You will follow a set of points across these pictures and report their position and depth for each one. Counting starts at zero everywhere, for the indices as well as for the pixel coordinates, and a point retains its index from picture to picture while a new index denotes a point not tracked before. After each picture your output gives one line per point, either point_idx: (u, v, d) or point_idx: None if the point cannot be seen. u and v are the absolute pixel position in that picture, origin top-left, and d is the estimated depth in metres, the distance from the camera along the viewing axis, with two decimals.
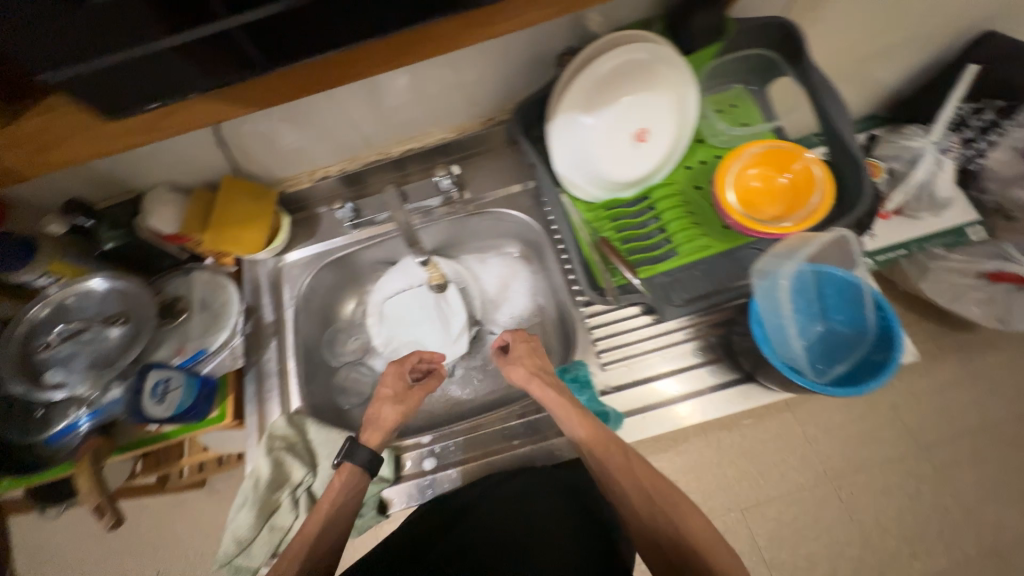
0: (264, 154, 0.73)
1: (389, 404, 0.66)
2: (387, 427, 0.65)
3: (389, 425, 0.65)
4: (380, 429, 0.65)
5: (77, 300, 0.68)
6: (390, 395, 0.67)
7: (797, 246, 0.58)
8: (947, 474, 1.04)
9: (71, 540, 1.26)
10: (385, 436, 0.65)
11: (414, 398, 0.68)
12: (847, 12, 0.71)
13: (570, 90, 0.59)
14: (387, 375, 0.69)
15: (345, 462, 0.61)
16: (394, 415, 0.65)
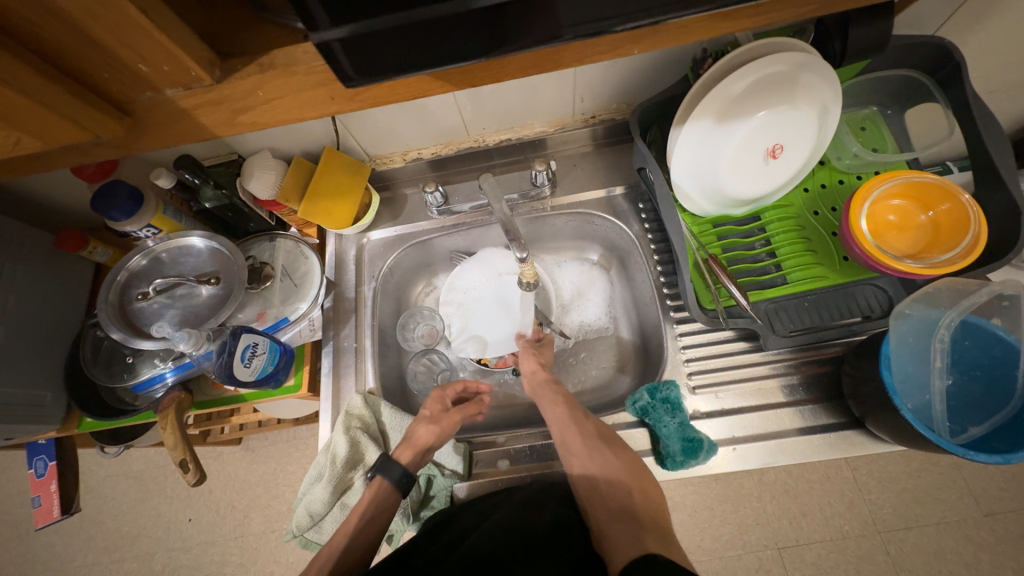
0: (363, 131, 0.72)
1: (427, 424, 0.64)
2: (419, 448, 0.62)
3: (422, 446, 0.63)
4: (411, 446, 0.62)
5: (173, 254, 0.69)
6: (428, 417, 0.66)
7: (937, 289, 0.54)
8: (1012, 546, 0.95)
9: (115, 478, 1.31)
10: (415, 457, 0.62)
11: (450, 420, 0.65)
12: (1006, 39, 0.64)
13: (708, 98, 0.54)
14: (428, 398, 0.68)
15: (378, 477, 0.61)
16: (429, 436, 0.63)
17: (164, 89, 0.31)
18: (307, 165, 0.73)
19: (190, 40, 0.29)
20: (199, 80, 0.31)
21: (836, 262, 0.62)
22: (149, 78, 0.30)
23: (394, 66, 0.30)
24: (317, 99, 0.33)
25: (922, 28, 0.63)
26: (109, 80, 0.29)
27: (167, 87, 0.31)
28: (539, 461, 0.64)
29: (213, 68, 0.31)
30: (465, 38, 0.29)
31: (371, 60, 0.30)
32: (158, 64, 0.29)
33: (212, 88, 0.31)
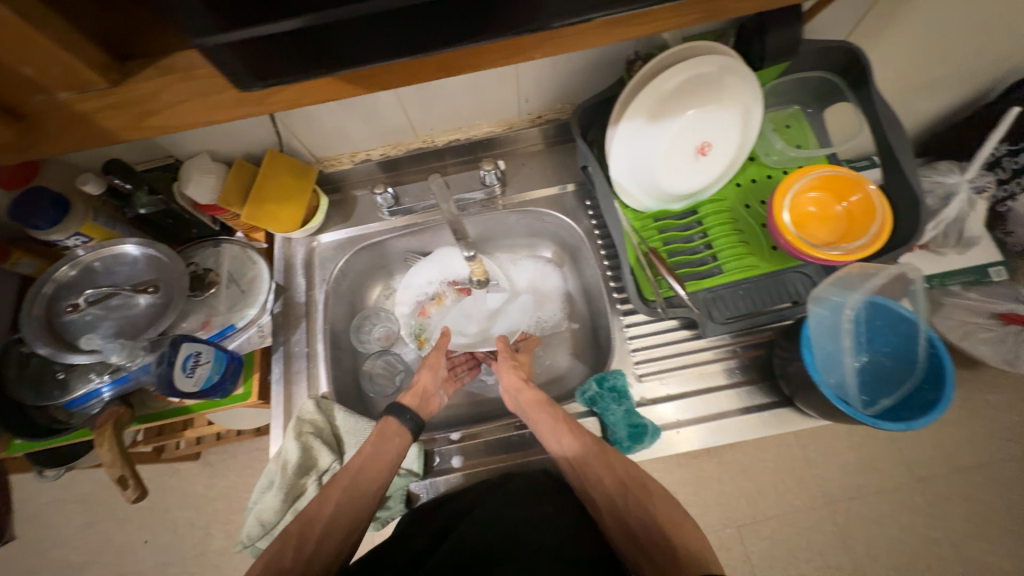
0: (308, 133, 0.71)
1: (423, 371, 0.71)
2: (421, 391, 0.69)
3: (422, 389, 0.69)
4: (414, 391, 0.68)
5: (106, 263, 0.66)
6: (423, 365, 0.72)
7: (850, 275, 0.60)
8: (941, 508, 1.04)
9: (59, 504, 1.23)
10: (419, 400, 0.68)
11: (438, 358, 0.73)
12: (909, 43, 0.70)
13: (638, 97, 0.56)
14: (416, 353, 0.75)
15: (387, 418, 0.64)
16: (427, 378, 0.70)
17: (58, 92, 0.31)
18: (250, 168, 0.71)
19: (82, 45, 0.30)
20: (94, 83, 0.31)
21: (766, 251, 0.66)
22: (41, 83, 0.30)
23: (292, 71, 0.31)
24: (224, 102, 0.33)
25: (835, 33, 0.68)
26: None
27: (60, 90, 0.31)
28: (496, 453, 0.66)
29: (111, 72, 0.32)
30: (360, 41, 0.31)
31: (269, 66, 0.30)
32: (48, 68, 0.29)
33: (112, 92, 0.32)
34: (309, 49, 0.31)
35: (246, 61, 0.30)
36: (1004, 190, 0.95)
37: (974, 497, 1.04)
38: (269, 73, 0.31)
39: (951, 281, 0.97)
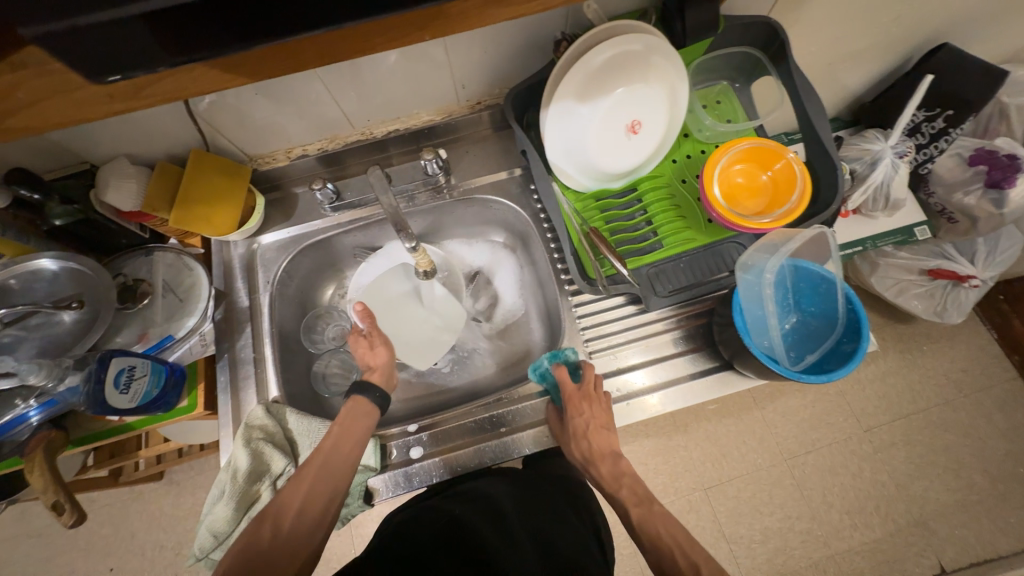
0: (235, 131, 0.68)
1: (375, 351, 0.70)
2: (381, 369, 0.69)
3: (383, 366, 0.69)
4: (375, 371, 0.69)
5: (23, 280, 0.61)
6: (365, 345, 0.70)
7: (776, 241, 0.63)
8: (887, 453, 1.12)
9: (13, 540, 1.17)
10: (384, 375, 0.69)
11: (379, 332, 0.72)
12: (826, 16, 0.73)
13: (566, 79, 0.57)
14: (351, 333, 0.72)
15: (355, 395, 0.65)
16: (381, 355, 0.70)
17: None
18: (175, 170, 0.68)
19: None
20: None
21: (703, 224, 0.69)
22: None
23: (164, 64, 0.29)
24: (97, 98, 0.31)
25: (756, 8, 0.70)
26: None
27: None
28: (455, 439, 0.67)
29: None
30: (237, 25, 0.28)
31: None
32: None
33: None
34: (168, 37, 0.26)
35: (95, 55, 0.25)
36: (925, 153, 1.00)
37: (914, 440, 1.12)
38: (124, 67, 0.27)
39: (882, 242, 1.03)
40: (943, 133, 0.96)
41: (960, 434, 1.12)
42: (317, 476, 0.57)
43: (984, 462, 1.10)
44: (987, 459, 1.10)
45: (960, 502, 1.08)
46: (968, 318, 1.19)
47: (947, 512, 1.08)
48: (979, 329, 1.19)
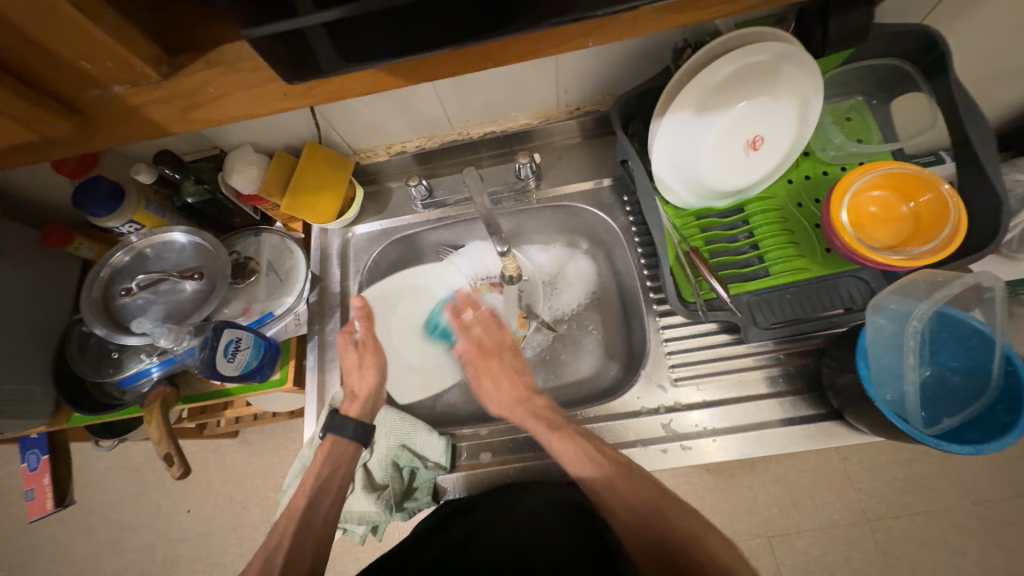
0: (346, 125, 0.71)
1: (364, 376, 0.67)
2: (364, 397, 0.66)
3: (366, 395, 0.67)
4: (357, 399, 0.66)
5: (156, 250, 0.69)
6: (357, 365, 0.68)
7: (915, 283, 0.55)
8: (1000, 534, 0.95)
9: (114, 471, 1.33)
10: (364, 407, 0.66)
11: (371, 352, 0.68)
12: (997, 24, 0.62)
13: (688, 89, 0.53)
14: (342, 349, 0.69)
15: (331, 434, 0.64)
16: (369, 382, 0.67)
17: (112, 86, 0.32)
18: (290, 159, 0.72)
19: (134, 37, 0.30)
20: (145, 76, 0.31)
21: (818, 253, 0.62)
22: (94, 76, 0.31)
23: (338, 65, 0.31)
24: (270, 95, 0.34)
25: (910, 15, 0.61)
26: (51, 74, 0.30)
27: (112, 84, 0.31)
28: (522, 451, 0.65)
29: (161, 65, 0.32)
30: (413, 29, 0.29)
31: (313, 58, 0.30)
32: (100, 61, 0.30)
33: (160, 85, 0.32)
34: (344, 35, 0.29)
35: (288, 55, 0.29)
36: None
37: None
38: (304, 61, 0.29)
39: None
40: None
41: None
42: (292, 546, 0.58)
43: None
44: None
45: None
46: None
47: None
48: None
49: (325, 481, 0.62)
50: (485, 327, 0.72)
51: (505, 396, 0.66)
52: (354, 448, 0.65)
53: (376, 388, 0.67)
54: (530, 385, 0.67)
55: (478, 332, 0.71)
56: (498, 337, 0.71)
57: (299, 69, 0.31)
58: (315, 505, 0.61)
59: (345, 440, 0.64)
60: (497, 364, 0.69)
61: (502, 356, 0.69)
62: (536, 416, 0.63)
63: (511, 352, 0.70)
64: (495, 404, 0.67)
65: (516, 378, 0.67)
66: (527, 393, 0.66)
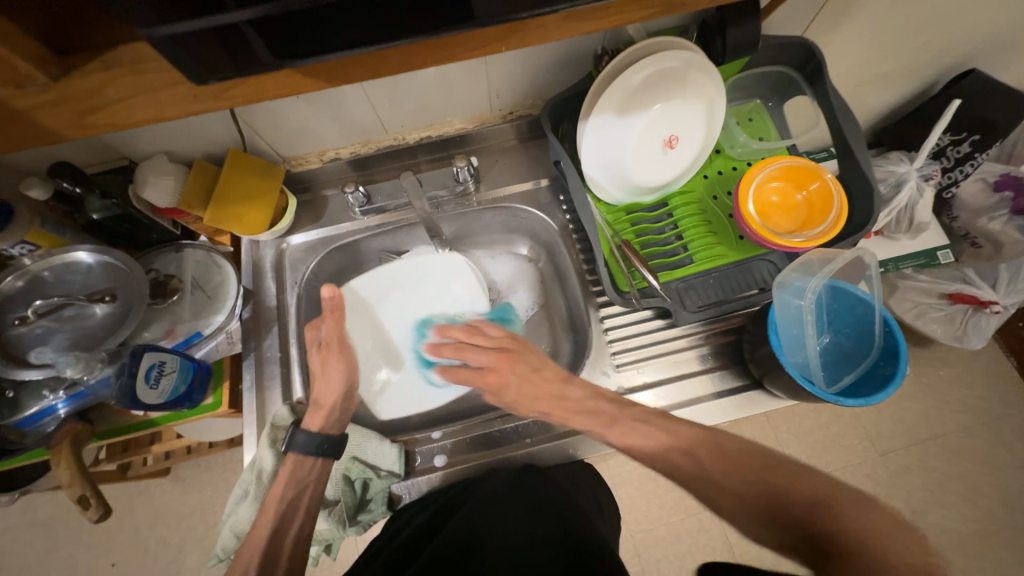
0: (273, 132, 0.68)
1: (330, 382, 0.63)
2: (328, 405, 0.63)
3: (331, 404, 0.63)
4: (321, 409, 0.62)
5: (57, 273, 0.62)
6: (322, 372, 0.64)
7: (809, 259, 0.63)
8: (901, 479, 1.08)
9: (18, 530, 1.16)
10: (328, 417, 0.62)
11: (336, 350, 0.64)
12: (860, 38, 0.73)
13: (606, 93, 0.57)
14: (311, 353, 0.65)
15: (291, 452, 0.60)
16: (333, 388, 0.63)
17: None
18: (212, 168, 0.68)
19: (17, 38, 0.29)
20: (31, 77, 0.30)
21: (733, 240, 0.68)
22: None
23: (247, 68, 0.31)
24: (181, 97, 0.33)
25: (792, 29, 0.70)
26: None
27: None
28: (476, 451, 0.66)
29: (49, 66, 0.31)
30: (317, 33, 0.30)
31: (223, 63, 0.30)
32: None
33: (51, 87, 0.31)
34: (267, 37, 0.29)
35: (183, 58, 0.29)
36: (950, 177, 0.99)
37: (930, 466, 1.08)
38: (218, 67, 0.30)
39: (903, 265, 1.01)
40: (969, 158, 0.95)
41: (980, 462, 1.08)
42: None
43: (1003, 492, 1.06)
44: (1006, 489, 1.06)
45: (977, 532, 1.04)
46: (987, 344, 1.15)
47: (962, 541, 1.04)
48: (1000, 358, 1.15)
49: (292, 502, 0.58)
50: (473, 348, 0.66)
51: (537, 396, 0.61)
52: (318, 465, 0.61)
53: (342, 397, 0.64)
54: (558, 376, 0.61)
55: (474, 357, 0.65)
56: (495, 339, 0.66)
57: (218, 71, 0.31)
58: (282, 532, 0.56)
59: (307, 457, 0.60)
60: (513, 369, 0.63)
61: (511, 365, 0.63)
62: (580, 412, 0.59)
63: (521, 350, 0.64)
64: (528, 408, 0.62)
65: (542, 376, 0.62)
66: (560, 388, 0.60)
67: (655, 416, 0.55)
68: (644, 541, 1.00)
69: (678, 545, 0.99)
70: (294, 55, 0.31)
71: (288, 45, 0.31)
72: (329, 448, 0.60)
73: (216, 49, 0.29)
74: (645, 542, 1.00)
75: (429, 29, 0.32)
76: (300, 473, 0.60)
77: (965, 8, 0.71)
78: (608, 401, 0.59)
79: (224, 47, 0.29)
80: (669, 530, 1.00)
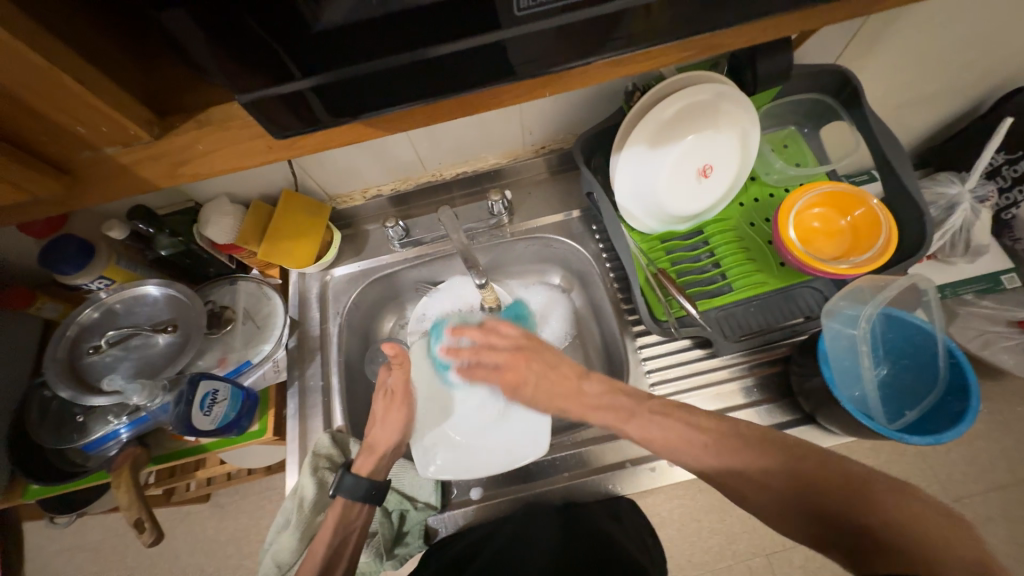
0: (322, 172, 0.73)
1: (386, 427, 0.65)
2: (381, 450, 0.64)
3: (384, 450, 0.64)
4: (375, 453, 0.64)
5: (127, 305, 0.67)
6: (380, 419, 0.65)
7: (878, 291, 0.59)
8: (981, 528, 0.97)
9: (70, 552, 1.21)
10: (379, 463, 0.63)
11: (400, 396, 0.66)
12: (897, 62, 0.72)
13: (640, 126, 0.59)
14: (375, 400, 0.67)
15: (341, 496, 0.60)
16: (388, 437, 0.64)
17: (105, 147, 0.35)
18: (266, 207, 0.74)
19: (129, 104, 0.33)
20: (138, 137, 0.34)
21: (774, 267, 0.67)
22: (90, 138, 0.34)
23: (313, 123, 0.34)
24: (257, 148, 0.36)
25: (824, 57, 0.70)
26: (49, 140, 0.33)
27: (106, 145, 0.34)
28: (512, 485, 0.64)
29: (153, 127, 0.35)
30: (375, 91, 0.33)
31: (289, 121, 0.33)
32: (97, 126, 0.33)
33: (153, 144, 0.35)
34: (330, 96, 0.32)
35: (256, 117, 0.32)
36: (1007, 198, 0.94)
37: (1014, 515, 0.97)
38: (289, 124, 0.33)
39: (963, 291, 0.95)
40: None
41: None
42: None
43: None
44: None
45: None
46: None
47: None
48: None
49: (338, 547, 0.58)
50: (490, 350, 0.67)
51: (555, 392, 0.63)
52: (364, 511, 0.61)
53: (396, 444, 0.65)
54: (575, 372, 0.63)
55: (492, 356, 0.66)
56: (507, 342, 0.67)
57: (289, 125, 0.34)
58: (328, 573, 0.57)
59: (354, 502, 0.60)
60: (528, 369, 0.65)
61: (526, 364, 0.65)
62: (598, 407, 0.60)
63: (538, 348, 0.66)
64: (544, 402, 0.64)
65: (558, 374, 0.64)
66: (577, 382, 0.62)
67: (677, 416, 0.55)
68: None
69: None
70: (356, 110, 0.34)
71: (345, 106, 0.34)
72: (376, 494, 0.61)
73: (281, 109, 0.32)
74: None
75: (476, 85, 0.34)
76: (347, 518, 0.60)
77: (1010, 27, 0.69)
78: (625, 395, 0.59)
79: (290, 108, 0.32)
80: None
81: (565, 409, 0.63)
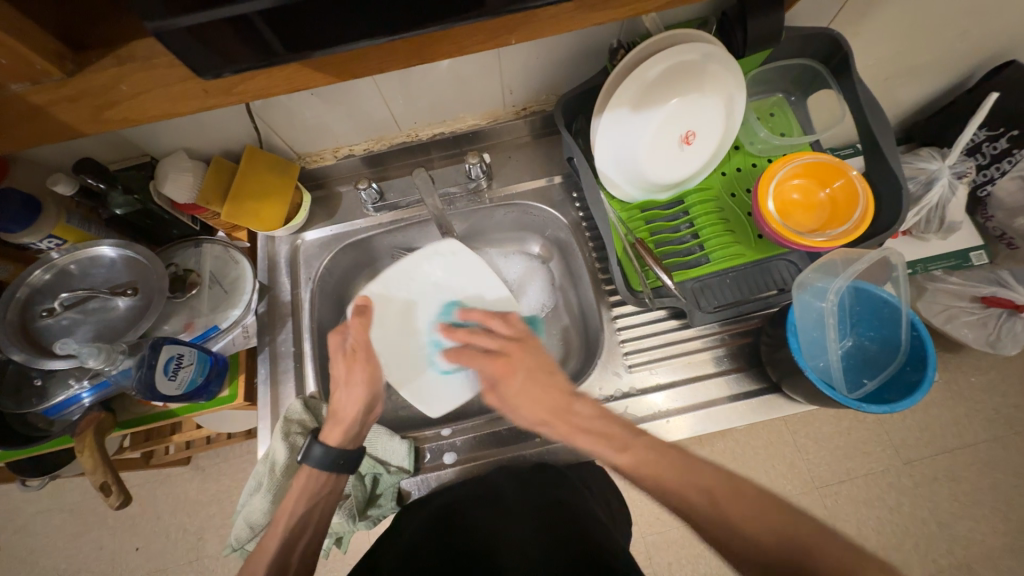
0: (286, 127, 0.68)
1: (350, 392, 0.63)
2: (345, 420, 0.62)
3: (350, 419, 0.62)
4: (340, 423, 0.62)
5: (82, 266, 0.64)
6: (344, 381, 0.64)
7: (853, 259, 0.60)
8: (928, 489, 1.03)
9: (48, 513, 1.21)
10: (345, 434, 0.62)
11: (359, 363, 0.64)
12: (890, 29, 0.69)
13: (623, 86, 0.56)
14: (336, 363, 0.65)
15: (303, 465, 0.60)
16: (354, 405, 0.63)
17: (9, 84, 0.32)
18: (229, 165, 0.69)
19: (33, 35, 0.31)
20: (47, 74, 0.32)
21: (752, 238, 0.66)
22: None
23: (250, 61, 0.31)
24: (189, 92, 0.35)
25: (818, 19, 0.67)
26: None
27: (10, 82, 0.32)
28: (487, 448, 0.66)
29: (64, 62, 0.33)
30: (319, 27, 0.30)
31: (221, 58, 0.30)
32: None
33: (64, 84, 0.33)
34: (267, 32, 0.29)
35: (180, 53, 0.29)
36: (985, 174, 0.95)
37: (958, 476, 1.03)
38: (224, 63, 0.31)
39: (933, 266, 0.97)
40: (1005, 154, 0.90)
41: (1015, 474, 1.02)
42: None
43: None
44: None
45: (1010, 546, 0.99)
46: None
47: (995, 556, 0.99)
48: None
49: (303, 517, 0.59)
50: (485, 333, 0.65)
51: (539, 401, 0.59)
52: (328, 482, 0.61)
53: (364, 409, 0.63)
54: (567, 388, 0.59)
55: (485, 341, 0.64)
56: (507, 333, 0.64)
57: (222, 64, 0.31)
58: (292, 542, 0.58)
59: (318, 473, 0.60)
60: (519, 369, 0.61)
61: (518, 359, 0.61)
62: (586, 430, 0.56)
63: (532, 348, 0.62)
64: (526, 414, 0.59)
65: (551, 383, 0.59)
66: (568, 400, 0.58)
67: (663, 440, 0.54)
68: (656, 544, 0.98)
69: (690, 548, 0.97)
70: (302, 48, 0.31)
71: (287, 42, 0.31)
72: (343, 464, 0.61)
73: (209, 44, 0.29)
74: (657, 544, 0.98)
75: (433, 24, 0.32)
76: (312, 487, 0.60)
77: None
78: (618, 424, 0.56)
79: (220, 43, 0.29)
80: (680, 533, 0.98)
81: (549, 429, 0.58)
